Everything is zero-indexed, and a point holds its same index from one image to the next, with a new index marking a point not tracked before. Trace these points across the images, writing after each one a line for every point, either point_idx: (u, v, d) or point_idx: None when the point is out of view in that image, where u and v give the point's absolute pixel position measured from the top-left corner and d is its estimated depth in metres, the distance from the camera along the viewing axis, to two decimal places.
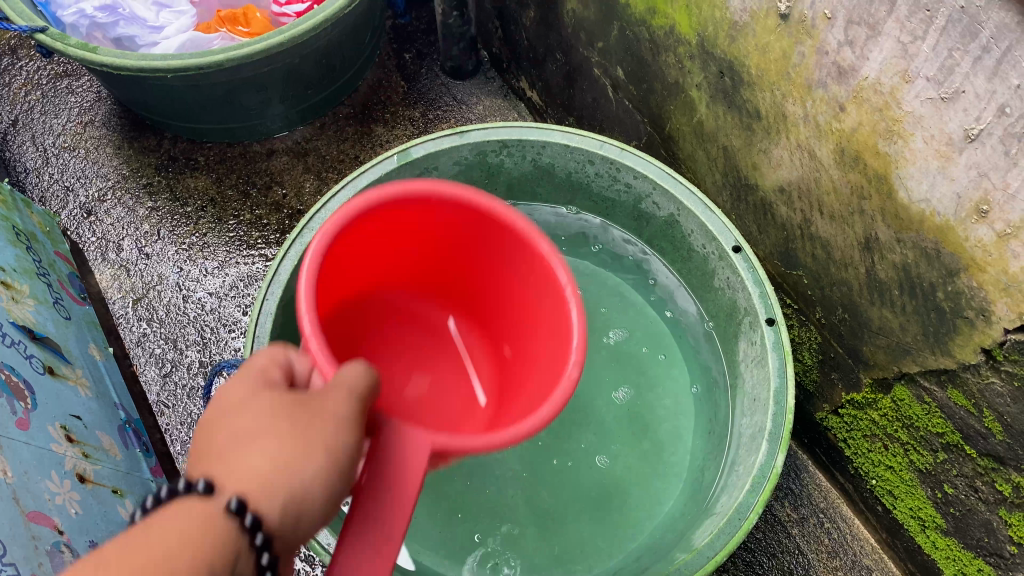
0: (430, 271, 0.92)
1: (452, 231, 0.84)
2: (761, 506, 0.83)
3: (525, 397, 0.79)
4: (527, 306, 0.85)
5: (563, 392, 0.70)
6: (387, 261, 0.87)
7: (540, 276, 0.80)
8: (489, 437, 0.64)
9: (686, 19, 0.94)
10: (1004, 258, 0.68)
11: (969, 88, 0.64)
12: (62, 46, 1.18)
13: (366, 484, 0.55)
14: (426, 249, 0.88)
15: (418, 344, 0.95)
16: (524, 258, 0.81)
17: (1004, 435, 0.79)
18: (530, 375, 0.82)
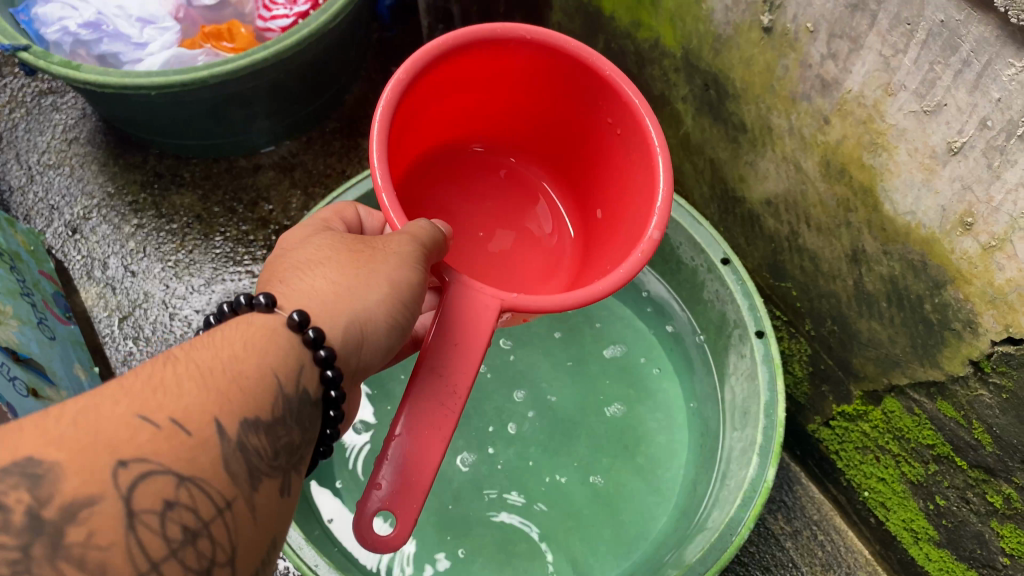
0: (535, 122, 0.96)
1: (552, 74, 0.85)
2: (751, 521, 0.83)
3: (611, 259, 0.83)
4: (598, 134, 0.89)
5: (641, 256, 0.73)
6: (487, 96, 0.92)
7: (627, 130, 0.82)
8: (573, 293, 0.71)
9: (670, 32, 0.93)
10: (990, 270, 0.67)
11: (950, 101, 0.64)
12: (45, 64, 1.17)
13: (391, 460, 0.63)
14: (532, 101, 0.92)
15: (507, 198, 1.01)
16: (613, 114, 0.84)
17: (994, 447, 0.78)
18: (612, 232, 0.87)
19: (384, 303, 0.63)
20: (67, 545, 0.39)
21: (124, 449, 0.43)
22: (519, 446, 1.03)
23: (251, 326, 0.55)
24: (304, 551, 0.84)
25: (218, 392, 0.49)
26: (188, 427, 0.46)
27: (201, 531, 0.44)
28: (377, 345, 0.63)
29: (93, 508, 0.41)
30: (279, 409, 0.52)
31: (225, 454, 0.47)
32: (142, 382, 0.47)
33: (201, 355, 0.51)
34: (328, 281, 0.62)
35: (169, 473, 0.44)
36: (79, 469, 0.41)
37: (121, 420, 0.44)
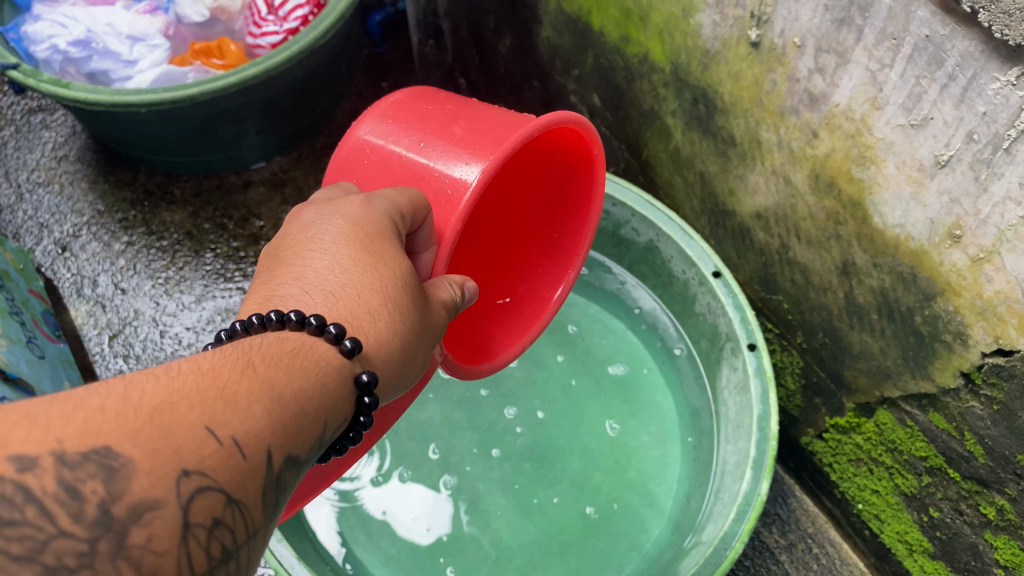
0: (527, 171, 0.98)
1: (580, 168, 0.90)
2: (746, 535, 0.82)
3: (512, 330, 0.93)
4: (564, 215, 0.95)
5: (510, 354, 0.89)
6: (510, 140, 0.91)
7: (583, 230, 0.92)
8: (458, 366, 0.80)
9: (659, 47, 0.94)
10: (979, 282, 0.68)
11: (937, 114, 0.64)
12: (35, 82, 1.17)
13: None
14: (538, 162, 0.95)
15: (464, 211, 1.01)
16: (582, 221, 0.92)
17: (986, 458, 0.78)
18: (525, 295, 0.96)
19: (416, 367, 0.63)
20: (129, 545, 0.38)
21: (189, 458, 0.41)
22: (513, 462, 1.02)
23: (326, 367, 0.52)
24: (296, 570, 0.83)
25: (280, 421, 0.46)
26: (245, 450, 0.43)
27: (233, 554, 0.42)
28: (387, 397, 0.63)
29: (157, 511, 0.39)
30: (315, 453, 0.50)
31: (267, 485, 0.45)
32: (216, 390, 0.44)
33: (275, 380, 0.47)
34: (392, 332, 0.59)
35: (221, 490, 0.42)
36: (151, 468, 0.39)
37: (192, 431, 0.41)
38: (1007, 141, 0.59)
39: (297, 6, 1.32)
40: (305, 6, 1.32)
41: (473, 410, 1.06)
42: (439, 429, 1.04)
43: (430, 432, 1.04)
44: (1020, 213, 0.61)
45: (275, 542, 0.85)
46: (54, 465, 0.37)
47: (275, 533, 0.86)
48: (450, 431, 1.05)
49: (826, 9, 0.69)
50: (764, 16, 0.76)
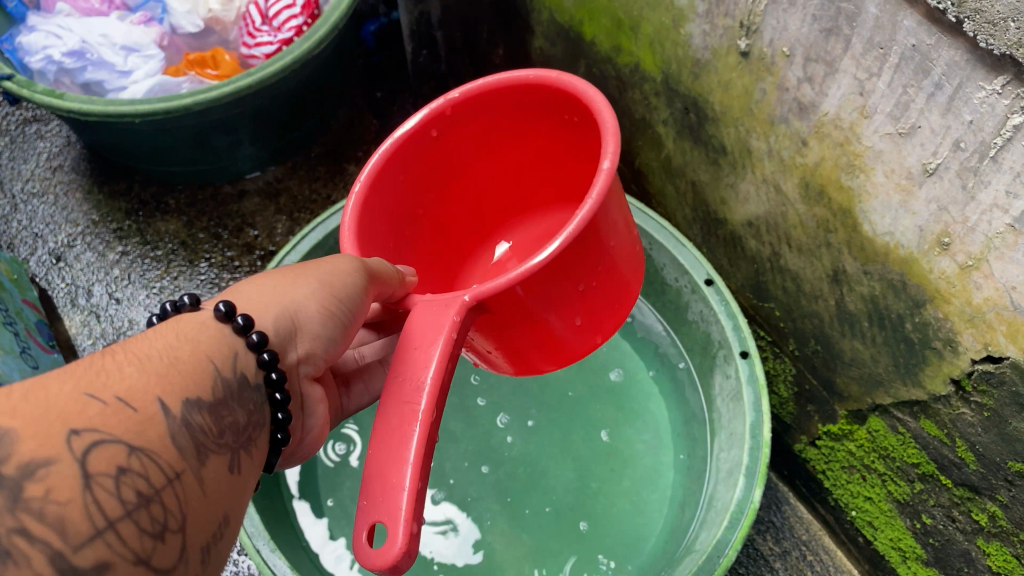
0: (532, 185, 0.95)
1: (483, 127, 0.84)
2: (738, 543, 0.82)
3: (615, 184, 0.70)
4: (564, 133, 0.83)
5: (600, 183, 0.65)
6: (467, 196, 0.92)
7: (577, 106, 0.76)
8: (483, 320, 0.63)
9: (650, 56, 0.94)
10: (968, 289, 0.68)
11: (924, 123, 0.65)
12: (29, 92, 1.17)
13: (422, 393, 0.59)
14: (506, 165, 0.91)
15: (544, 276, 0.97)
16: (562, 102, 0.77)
17: (977, 465, 0.78)
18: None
19: (316, 296, 0.65)
20: (27, 498, 0.40)
21: (76, 421, 0.44)
22: (506, 470, 1.02)
23: (190, 322, 0.58)
24: None
25: (159, 376, 0.51)
26: (133, 404, 0.48)
27: (153, 497, 0.45)
28: (316, 335, 0.65)
29: (51, 466, 0.41)
30: (219, 392, 0.55)
31: (172, 430, 0.49)
32: (87, 366, 0.48)
33: (135, 344, 0.53)
34: (261, 287, 0.64)
35: (120, 442, 0.45)
36: (35, 434, 0.42)
37: (70, 397, 0.45)
38: (994, 149, 0.60)
39: (290, 17, 1.33)
40: (299, 17, 1.33)
41: (467, 419, 1.06)
42: None
43: None
44: (1007, 221, 0.62)
45: (268, 552, 0.85)
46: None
47: (267, 542, 0.86)
48: (442, 440, 1.05)
49: (814, 18, 0.69)
50: (753, 26, 0.76)
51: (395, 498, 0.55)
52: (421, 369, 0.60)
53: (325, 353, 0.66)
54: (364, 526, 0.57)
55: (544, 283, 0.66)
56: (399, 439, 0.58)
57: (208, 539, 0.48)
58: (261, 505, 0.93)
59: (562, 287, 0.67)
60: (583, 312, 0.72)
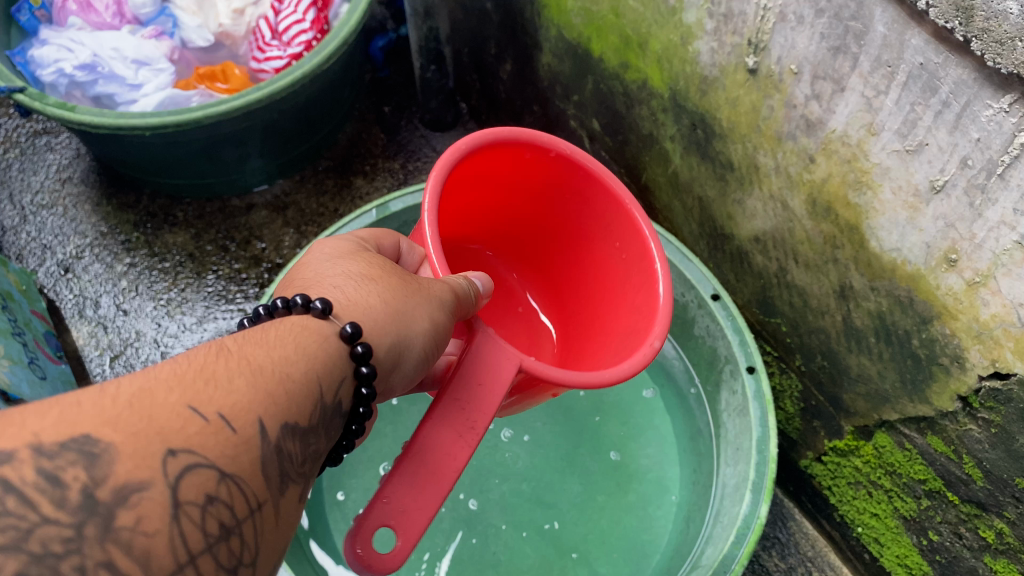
0: (520, 227, 1.01)
1: (546, 173, 0.91)
2: (745, 558, 0.82)
3: (630, 297, 0.88)
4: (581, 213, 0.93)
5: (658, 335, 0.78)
6: (465, 209, 0.95)
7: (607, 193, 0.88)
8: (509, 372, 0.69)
9: (657, 73, 0.95)
10: (975, 305, 0.68)
11: (931, 141, 0.65)
12: (41, 106, 1.18)
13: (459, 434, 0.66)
14: (507, 203, 0.97)
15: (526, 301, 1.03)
16: (626, 229, 0.88)
17: (984, 482, 0.78)
18: (607, 312, 0.93)
19: (422, 336, 0.65)
20: (117, 528, 0.40)
21: (174, 439, 0.44)
22: (512, 485, 1.02)
23: (306, 329, 0.57)
24: None
25: (270, 402, 0.50)
26: (233, 424, 0.47)
27: (233, 529, 0.45)
28: (406, 371, 0.65)
29: (144, 493, 0.41)
30: (315, 419, 0.54)
31: (264, 456, 0.48)
32: (195, 372, 0.48)
33: (255, 358, 0.51)
34: (378, 300, 0.64)
35: (212, 467, 0.45)
36: (133, 453, 0.42)
37: (172, 409, 0.45)
38: (1001, 166, 0.60)
39: (301, 32, 1.34)
40: (308, 32, 1.34)
41: None
42: None
43: None
44: (1014, 238, 0.62)
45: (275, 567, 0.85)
46: (32, 456, 0.40)
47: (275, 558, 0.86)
48: None
49: (822, 37, 0.70)
50: (762, 43, 0.77)
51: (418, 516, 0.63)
52: (482, 414, 0.67)
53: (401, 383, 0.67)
54: (365, 529, 0.62)
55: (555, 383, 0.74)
56: (436, 476, 0.65)
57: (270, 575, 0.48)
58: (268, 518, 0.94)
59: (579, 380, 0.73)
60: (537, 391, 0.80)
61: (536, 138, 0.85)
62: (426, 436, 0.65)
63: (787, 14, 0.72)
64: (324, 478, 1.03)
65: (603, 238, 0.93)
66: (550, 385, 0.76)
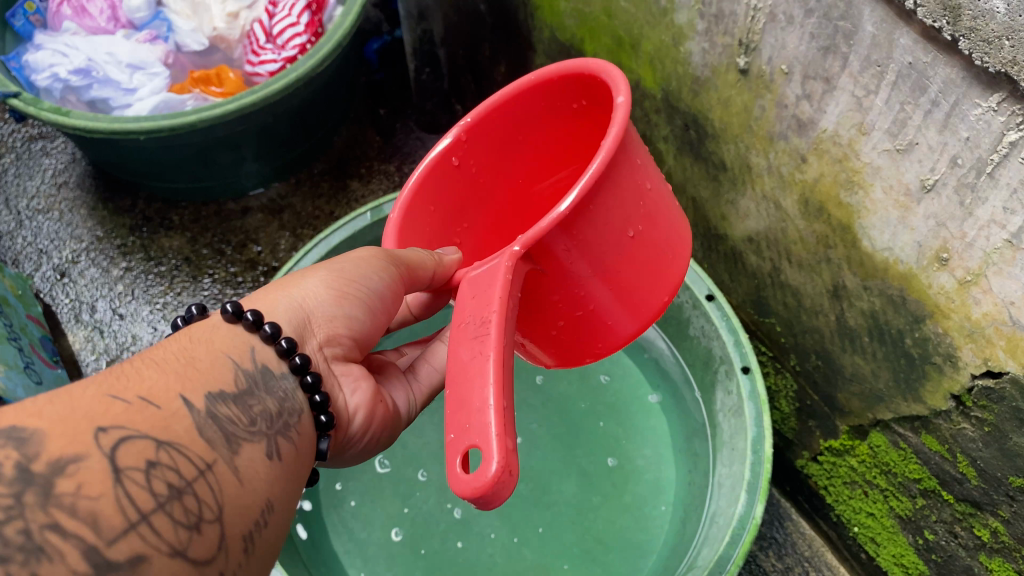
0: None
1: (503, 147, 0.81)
2: (740, 559, 0.82)
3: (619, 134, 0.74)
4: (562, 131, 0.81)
5: (619, 124, 0.63)
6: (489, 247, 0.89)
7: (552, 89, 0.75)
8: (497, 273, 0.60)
9: (650, 74, 0.95)
10: (966, 304, 0.68)
11: (921, 140, 0.65)
12: (35, 110, 1.18)
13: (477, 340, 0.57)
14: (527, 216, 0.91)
15: None
16: (567, 88, 0.75)
17: (979, 480, 0.78)
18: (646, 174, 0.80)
19: (324, 283, 0.65)
20: (57, 493, 0.40)
21: (101, 419, 0.45)
22: None
23: (200, 324, 0.59)
24: None
25: (180, 375, 0.52)
26: (157, 402, 0.49)
27: (185, 488, 0.46)
28: (331, 317, 0.65)
29: (80, 463, 0.42)
30: (240, 382, 0.56)
31: (199, 423, 0.50)
32: (105, 373, 0.49)
33: (146, 351, 0.54)
34: (277, 287, 0.66)
35: (147, 437, 0.46)
36: (62, 434, 0.43)
37: (93, 399, 0.46)
38: (990, 165, 0.60)
39: (295, 35, 1.34)
40: (302, 35, 1.35)
41: None
42: (434, 451, 1.05)
43: (423, 454, 1.05)
44: (1005, 237, 0.62)
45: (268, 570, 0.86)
46: None
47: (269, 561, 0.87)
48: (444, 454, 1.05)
49: (811, 36, 0.70)
50: (752, 44, 0.77)
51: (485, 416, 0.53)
52: (486, 307, 0.58)
53: (350, 333, 0.66)
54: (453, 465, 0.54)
55: (577, 232, 0.61)
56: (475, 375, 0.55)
57: (250, 526, 0.49)
58: None
59: (595, 223, 0.62)
60: (632, 263, 0.67)
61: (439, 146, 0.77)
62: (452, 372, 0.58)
63: (777, 14, 0.72)
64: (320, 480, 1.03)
65: (563, 118, 0.79)
66: (607, 234, 0.64)
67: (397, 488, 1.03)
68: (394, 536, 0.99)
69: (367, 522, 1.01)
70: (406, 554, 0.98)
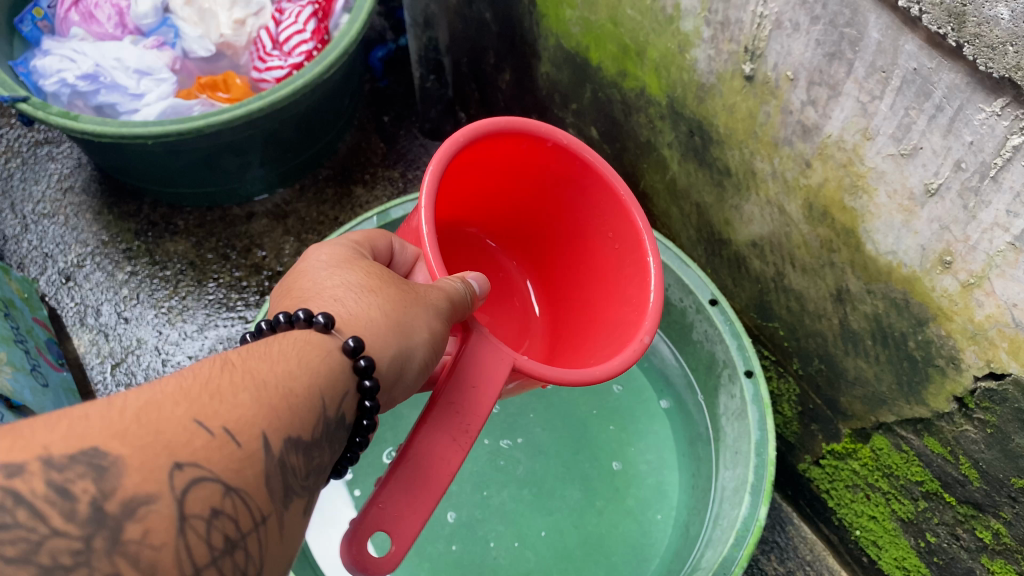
0: (520, 218, 1.03)
1: (550, 163, 0.91)
2: (745, 559, 0.83)
3: (624, 288, 0.89)
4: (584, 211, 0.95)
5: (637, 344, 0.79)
6: (463, 187, 0.94)
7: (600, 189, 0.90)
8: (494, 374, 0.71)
9: (655, 80, 0.96)
10: (969, 307, 0.69)
11: (925, 144, 0.66)
12: (44, 115, 1.19)
13: (448, 433, 0.68)
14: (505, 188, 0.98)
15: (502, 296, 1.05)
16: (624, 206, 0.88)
17: (981, 482, 0.79)
18: (609, 297, 0.92)
19: (424, 346, 0.66)
20: (124, 540, 0.40)
21: (180, 453, 0.44)
22: (511, 490, 1.02)
23: (310, 343, 0.58)
24: None
25: (272, 413, 0.50)
26: (238, 438, 0.47)
27: (238, 542, 0.45)
28: (409, 380, 0.67)
29: (151, 505, 0.42)
30: (318, 431, 0.54)
31: (268, 470, 0.48)
32: (200, 387, 0.48)
33: (256, 370, 0.52)
34: (377, 310, 0.64)
35: (217, 481, 0.45)
36: (141, 467, 0.42)
37: (179, 423, 0.45)
38: (994, 169, 0.61)
39: (301, 42, 1.36)
40: (309, 42, 1.36)
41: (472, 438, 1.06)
42: None
43: None
44: (1007, 239, 0.63)
45: None
46: (42, 468, 0.40)
47: None
48: None
49: (817, 43, 0.71)
50: (758, 50, 0.78)
51: (411, 519, 0.66)
52: (475, 418, 0.69)
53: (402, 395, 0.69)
54: (366, 529, 0.64)
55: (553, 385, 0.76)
56: (434, 474, 0.67)
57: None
58: None
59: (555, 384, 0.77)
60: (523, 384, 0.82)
61: (531, 126, 0.85)
62: (418, 445, 0.67)
63: (783, 21, 0.74)
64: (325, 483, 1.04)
65: (595, 229, 0.94)
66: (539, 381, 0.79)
67: None
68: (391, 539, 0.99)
69: None
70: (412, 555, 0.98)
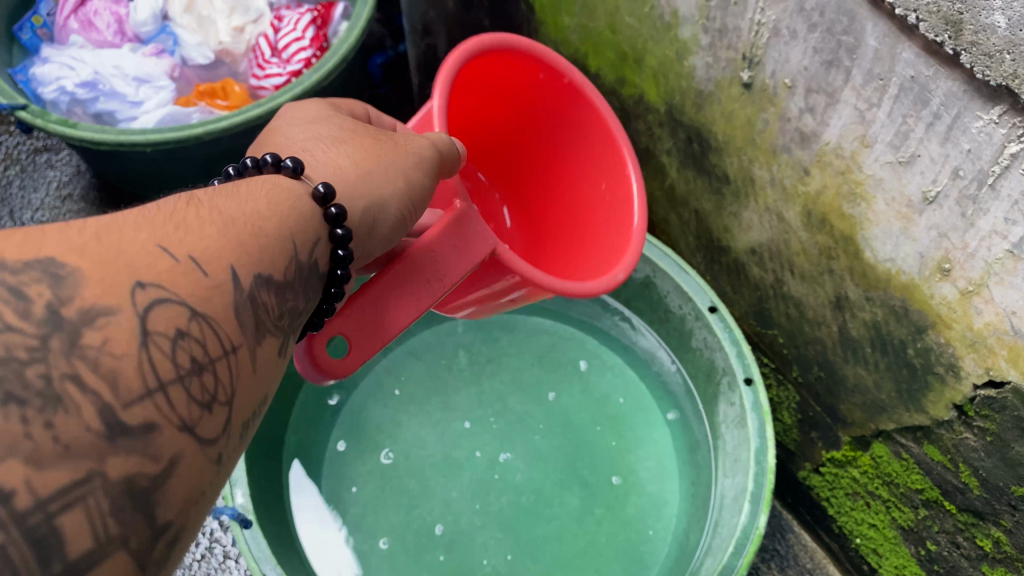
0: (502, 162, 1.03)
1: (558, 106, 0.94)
2: (744, 568, 0.82)
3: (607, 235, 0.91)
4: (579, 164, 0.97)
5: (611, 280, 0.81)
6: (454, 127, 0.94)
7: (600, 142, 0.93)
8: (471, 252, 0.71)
9: (654, 87, 0.96)
10: (968, 314, 0.69)
11: (924, 152, 0.66)
12: (43, 122, 1.19)
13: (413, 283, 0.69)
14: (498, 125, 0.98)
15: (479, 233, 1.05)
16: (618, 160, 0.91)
17: (981, 490, 0.79)
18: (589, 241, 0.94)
19: (398, 201, 0.66)
20: (83, 345, 0.40)
21: (143, 273, 0.44)
22: (510, 497, 1.02)
23: (279, 187, 0.58)
24: None
25: (236, 244, 0.50)
26: (205, 267, 0.47)
27: (206, 366, 0.45)
28: (386, 235, 0.67)
29: (111, 317, 0.41)
30: (291, 273, 0.55)
31: (236, 301, 0.49)
32: (164, 217, 0.49)
33: (222, 206, 0.53)
34: (350, 164, 0.66)
35: (183, 302, 0.45)
36: (99, 280, 0.42)
37: (142, 246, 0.45)
38: (992, 176, 0.61)
39: (300, 49, 1.37)
40: (308, 49, 1.37)
41: (470, 443, 1.06)
42: (438, 463, 1.05)
43: (428, 467, 1.04)
44: (1005, 248, 0.63)
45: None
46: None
47: (275, 566, 0.83)
48: (448, 466, 1.04)
49: (815, 51, 0.71)
50: (756, 58, 0.78)
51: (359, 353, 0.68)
52: (441, 280, 0.70)
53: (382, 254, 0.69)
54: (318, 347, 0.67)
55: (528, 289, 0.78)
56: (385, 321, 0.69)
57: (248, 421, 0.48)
58: (268, 527, 0.92)
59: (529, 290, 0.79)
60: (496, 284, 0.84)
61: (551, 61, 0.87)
62: (379, 288, 0.67)
63: (780, 29, 0.74)
64: (324, 490, 1.03)
65: (587, 180, 0.96)
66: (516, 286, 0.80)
67: (400, 498, 1.02)
68: (381, 546, 0.99)
69: (369, 530, 1.00)
70: (407, 563, 0.98)
